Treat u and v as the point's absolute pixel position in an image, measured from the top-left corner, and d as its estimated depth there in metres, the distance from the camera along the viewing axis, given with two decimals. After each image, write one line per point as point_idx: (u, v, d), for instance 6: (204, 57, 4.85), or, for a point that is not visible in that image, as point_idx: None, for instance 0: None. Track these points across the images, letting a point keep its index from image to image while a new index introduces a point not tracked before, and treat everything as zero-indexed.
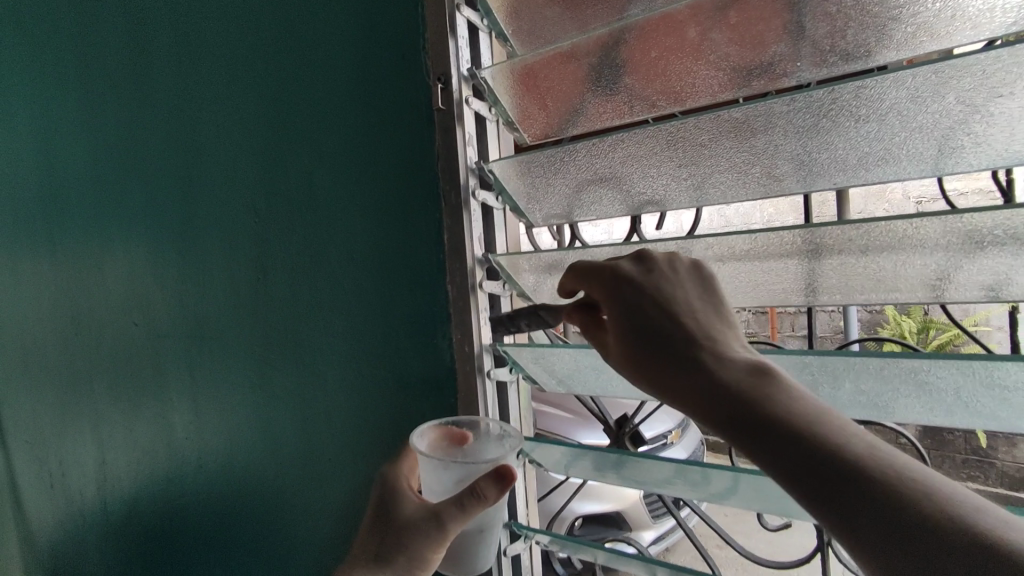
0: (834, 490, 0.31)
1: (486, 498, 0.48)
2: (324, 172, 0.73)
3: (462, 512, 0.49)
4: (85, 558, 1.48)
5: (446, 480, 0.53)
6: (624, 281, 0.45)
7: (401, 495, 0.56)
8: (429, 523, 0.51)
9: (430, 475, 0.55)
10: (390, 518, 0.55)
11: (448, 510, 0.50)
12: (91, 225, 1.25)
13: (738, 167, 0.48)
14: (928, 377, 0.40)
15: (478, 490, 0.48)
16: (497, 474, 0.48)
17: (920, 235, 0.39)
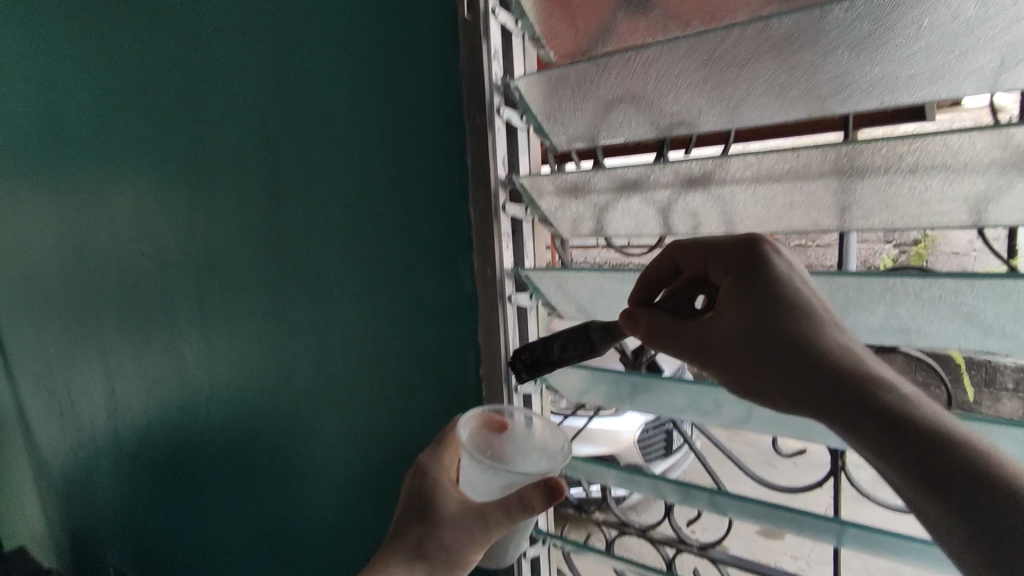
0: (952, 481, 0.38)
1: (533, 508, 0.49)
2: (339, 94, 0.71)
3: (507, 519, 0.51)
4: (98, 482, 1.51)
5: (492, 481, 0.54)
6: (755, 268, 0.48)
7: (441, 489, 0.56)
8: (476, 523, 0.52)
9: (473, 474, 0.55)
10: (431, 512, 0.55)
11: (495, 514, 0.51)
12: (93, 151, 1.22)
13: (779, 87, 0.45)
14: (965, 299, 0.40)
15: (529, 501, 0.49)
16: (548, 488, 0.49)
17: (971, 150, 0.38)
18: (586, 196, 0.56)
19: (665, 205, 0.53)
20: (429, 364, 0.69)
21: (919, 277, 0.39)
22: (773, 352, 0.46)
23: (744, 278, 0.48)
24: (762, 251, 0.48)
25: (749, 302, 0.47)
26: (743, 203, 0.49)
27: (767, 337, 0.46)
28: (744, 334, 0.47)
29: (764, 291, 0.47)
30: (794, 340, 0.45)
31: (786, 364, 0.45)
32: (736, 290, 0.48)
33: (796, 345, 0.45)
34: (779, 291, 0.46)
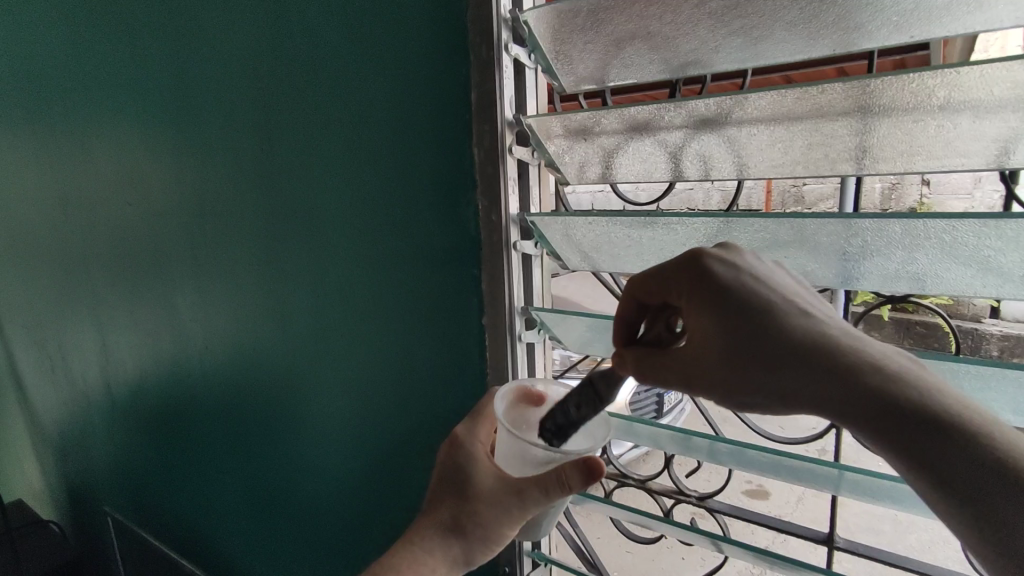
0: (969, 474, 0.34)
1: (570, 488, 0.50)
2: (336, 30, 0.68)
3: (544, 498, 0.51)
4: (93, 437, 1.51)
5: (528, 459, 0.54)
6: (712, 271, 0.43)
7: (477, 464, 0.57)
8: (511, 501, 0.53)
9: (510, 450, 0.56)
10: (467, 487, 0.57)
11: (532, 492, 0.52)
12: (77, 96, 1.18)
13: (805, 19, 0.43)
14: (988, 244, 0.39)
15: (565, 482, 0.49)
16: (586, 469, 0.49)
17: (1008, 83, 0.36)
18: (594, 138, 0.53)
19: (675, 148, 0.51)
20: (430, 313, 0.68)
21: (945, 217, 0.38)
22: (752, 364, 0.41)
23: (702, 287, 0.43)
24: (709, 258, 0.43)
25: (713, 312, 0.42)
26: (759, 145, 0.47)
27: (740, 348, 0.41)
28: (718, 347, 0.42)
29: (726, 297, 0.42)
30: (768, 349, 0.40)
31: (768, 376, 0.40)
32: (698, 299, 0.43)
33: (770, 354, 0.40)
34: (741, 294, 0.42)
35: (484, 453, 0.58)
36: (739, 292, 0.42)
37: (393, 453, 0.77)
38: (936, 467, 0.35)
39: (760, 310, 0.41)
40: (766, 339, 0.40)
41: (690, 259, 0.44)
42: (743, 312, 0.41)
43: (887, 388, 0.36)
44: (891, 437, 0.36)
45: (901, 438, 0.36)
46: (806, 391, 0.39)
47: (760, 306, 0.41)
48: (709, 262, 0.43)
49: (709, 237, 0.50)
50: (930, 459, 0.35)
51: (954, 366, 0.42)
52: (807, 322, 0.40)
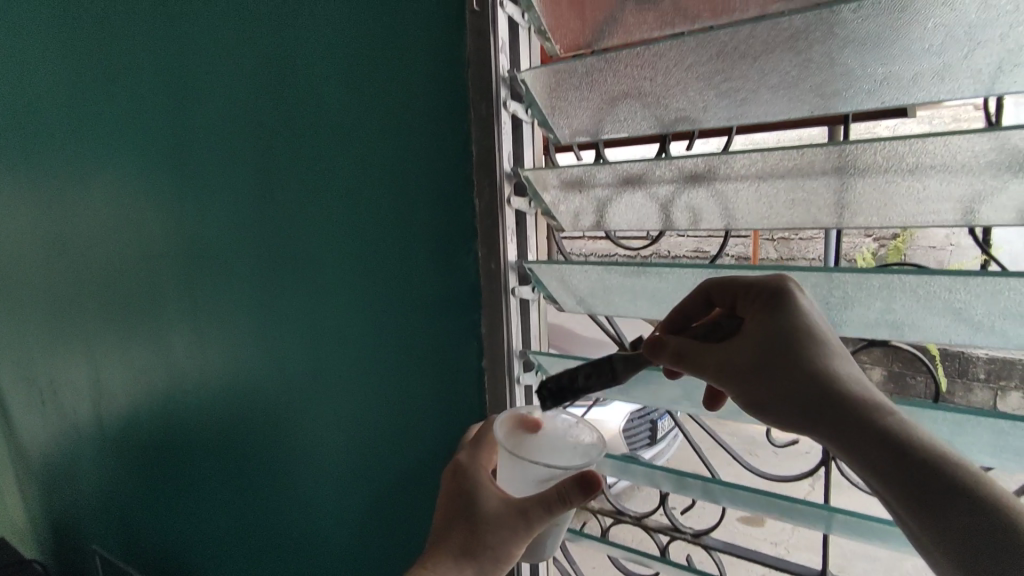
0: (957, 509, 0.37)
1: (572, 502, 0.51)
2: (339, 81, 0.71)
3: (549, 514, 0.52)
4: (82, 472, 1.50)
5: (529, 479, 0.55)
6: (786, 296, 0.45)
7: (481, 488, 0.57)
8: (517, 521, 0.54)
9: (512, 472, 0.57)
10: (473, 511, 0.56)
11: (536, 510, 0.53)
12: (74, 135, 1.20)
13: (786, 83, 0.46)
14: (958, 297, 0.42)
15: (566, 496, 0.51)
16: (584, 482, 0.50)
17: (969, 150, 0.39)
18: (590, 190, 0.56)
19: (665, 202, 0.54)
20: (428, 354, 0.69)
21: (919, 272, 0.41)
22: (789, 377, 0.43)
23: (773, 303, 0.45)
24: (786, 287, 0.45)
25: (775, 327, 0.44)
26: (744, 200, 0.50)
27: (785, 360, 0.43)
28: (761, 358, 0.44)
29: (790, 319, 0.44)
30: (810, 366, 0.42)
31: (799, 393, 0.43)
32: (763, 314, 0.45)
33: (810, 372, 0.42)
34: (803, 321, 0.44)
35: (488, 479, 0.58)
36: (802, 318, 0.44)
37: (388, 494, 0.78)
38: (927, 497, 0.38)
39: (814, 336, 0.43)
40: (809, 358, 0.43)
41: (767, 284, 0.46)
42: (798, 329, 0.44)
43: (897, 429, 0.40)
44: (892, 464, 0.39)
45: (902, 467, 0.39)
46: (828, 412, 0.41)
47: (815, 333, 0.44)
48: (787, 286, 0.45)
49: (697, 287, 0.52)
50: (923, 491, 0.38)
51: (930, 412, 0.45)
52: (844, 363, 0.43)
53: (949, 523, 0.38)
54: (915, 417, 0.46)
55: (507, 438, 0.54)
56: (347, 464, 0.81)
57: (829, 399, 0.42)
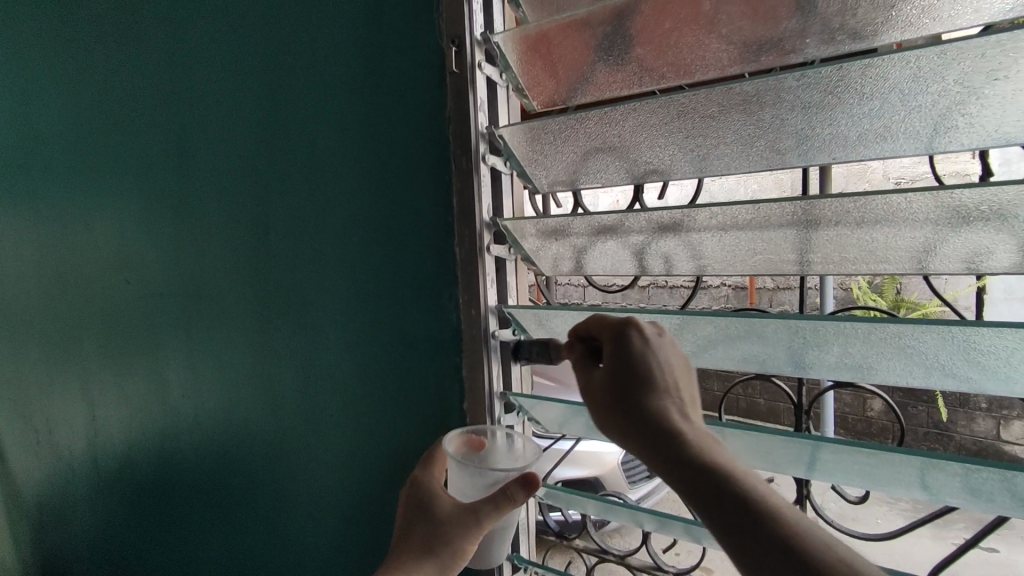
0: (748, 526, 0.35)
1: (516, 500, 0.53)
2: (332, 133, 0.74)
3: (496, 511, 0.54)
4: (75, 512, 1.49)
5: (477, 484, 0.56)
6: (635, 331, 0.47)
7: (435, 493, 0.59)
8: (469, 521, 0.56)
9: (460, 477, 0.58)
10: (429, 516, 0.59)
11: (484, 510, 0.55)
12: (79, 178, 1.23)
13: (743, 140, 0.49)
14: (910, 343, 0.44)
15: (510, 494, 0.53)
16: (526, 480, 0.53)
17: (912, 208, 0.42)
18: (566, 238, 0.59)
19: (639, 249, 0.56)
20: (414, 396, 0.71)
21: (872, 320, 0.42)
22: (622, 400, 0.44)
23: (619, 338, 0.47)
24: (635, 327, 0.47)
25: (618, 357, 0.46)
26: (711, 247, 0.53)
27: (621, 386, 0.45)
28: (605, 385, 0.46)
29: (630, 350, 0.46)
30: (643, 392, 0.44)
31: (627, 414, 0.43)
32: (612, 345, 0.47)
33: (640, 397, 0.44)
34: (647, 354, 0.46)
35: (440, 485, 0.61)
36: (647, 353, 0.46)
37: (374, 536, 0.78)
38: (721, 514, 0.36)
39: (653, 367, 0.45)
40: (643, 385, 0.44)
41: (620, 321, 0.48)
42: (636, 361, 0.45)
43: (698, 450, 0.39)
44: (691, 475, 0.38)
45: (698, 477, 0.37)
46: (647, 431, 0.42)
47: (654, 366, 0.45)
48: (640, 324, 0.48)
49: (669, 332, 0.54)
50: (716, 504, 0.36)
51: (898, 457, 0.46)
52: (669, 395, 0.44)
53: (743, 542, 0.35)
54: (881, 460, 0.47)
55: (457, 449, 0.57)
56: (334, 506, 0.82)
57: (649, 420, 0.42)
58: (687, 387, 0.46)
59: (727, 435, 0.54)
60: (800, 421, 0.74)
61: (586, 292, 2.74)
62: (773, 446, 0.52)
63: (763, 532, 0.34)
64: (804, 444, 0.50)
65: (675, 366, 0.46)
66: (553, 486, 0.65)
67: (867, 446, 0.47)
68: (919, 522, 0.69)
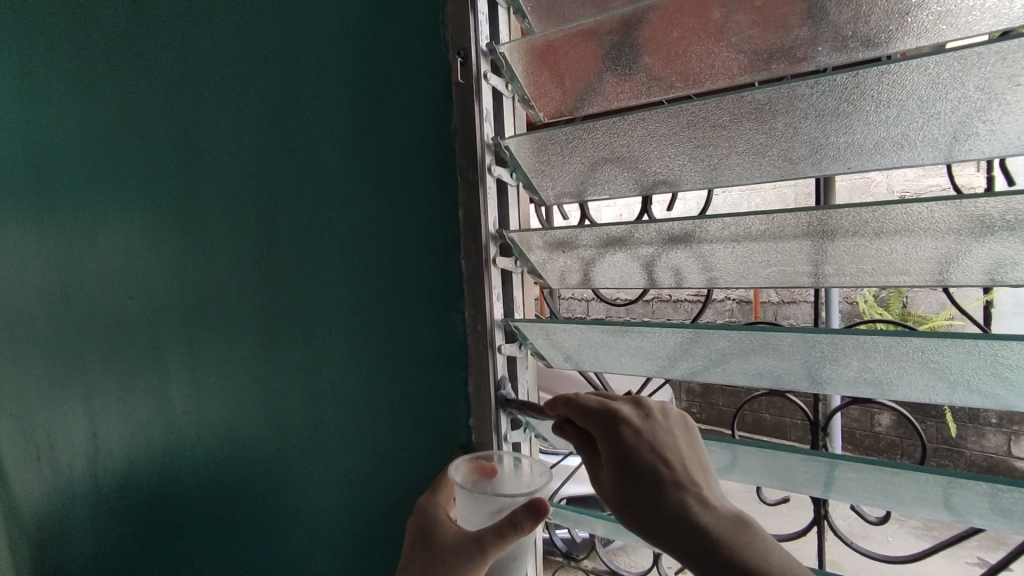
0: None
1: (522, 530, 0.52)
2: (337, 146, 0.74)
3: (501, 541, 0.52)
4: (75, 531, 1.47)
5: (482, 511, 0.56)
6: (624, 424, 0.49)
7: (440, 523, 0.58)
8: (470, 549, 0.53)
9: (466, 504, 0.57)
10: (431, 545, 0.57)
11: (488, 537, 0.52)
12: (83, 193, 1.24)
13: (756, 149, 0.48)
14: (933, 358, 0.42)
15: (517, 521, 0.52)
16: (533, 507, 0.52)
17: (932, 217, 0.40)
18: (573, 250, 0.58)
19: (649, 261, 0.55)
20: (418, 412, 0.70)
21: (893, 333, 0.41)
22: (636, 501, 0.46)
23: (608, 432, 0.49)
24: (616, 419, 0.49)
25: (617, 458, 0.48)
26: (723, 259, 0.52)
27: (628, 483, 0.47)
28: (613, 483, 0.48)
29: (628, 448, 0.48)
30: (654, 489, 0.46)
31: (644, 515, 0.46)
32: (609, 442, 0.49)
33: (647, 492, 0.46)
34: (643, 449, 0.48)
35: (446, 515, 0.60)
36: (645, 446, 0.48)
37: (375, 559, 0.75)
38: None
39: (656, 459, 0.47)
40: (651, 482, 0.46)
41: (602, 411, 0.50)
42: (630, 456, 0.48)
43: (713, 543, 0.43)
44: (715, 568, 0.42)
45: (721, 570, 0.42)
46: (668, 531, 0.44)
47: (654, 459, 0.47)
48: (625, 415, 0.50)
49: (680, 346, 0.53)
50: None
51: (921, 475, 0.44)
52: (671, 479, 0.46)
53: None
54: (904, 478, 0.45)
55: (464, 476, 0.57)
56: (336, 525, 0.80)
57: (669, 520, 0.45)
58: (687, 456, 0.49)
59: (739, 452, 0.52)
60: (813, 438, 0.72)
61: (590, 307, 2.73)
62: (790, 467, 0.50)
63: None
64: (821, 462, 0.48)
65: (668, 444, 0.49)
66: (561, 506, 0.63)
67: (889, 465, 0.45)
68: (940, 544, 0.66)
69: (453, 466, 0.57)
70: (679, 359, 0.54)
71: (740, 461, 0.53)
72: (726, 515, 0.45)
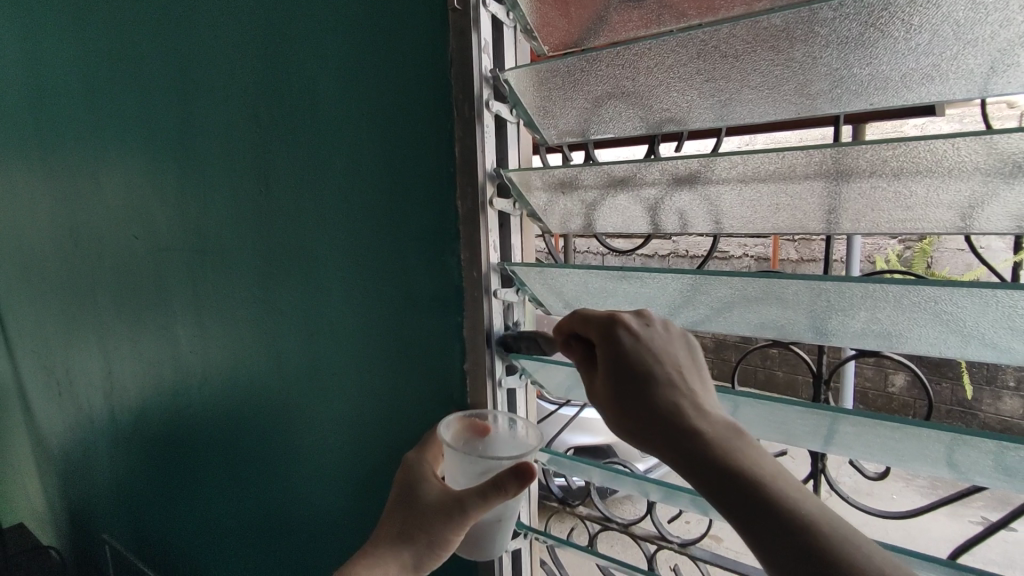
0: (767, 527, 0.37)
1: (508, 492, 0.52)
2: (332, 79, 0.71)
3: (486, 502, 0.53)
4: (96, 462, 1.52)
5: (469, 472, 0.56)
6: (622, 327, 0.47)
7: (424, 480, 0.60)
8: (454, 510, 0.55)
9: (452, 464, 0.57)
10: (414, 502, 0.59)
11: (473, 500, 0.53)
12: (86, 128, 1.22)
13: (771, 83, 0.45)
14: (946, 309, 0.39)
15: (502, 485, 0.51)
16: (520, 471, 0.51)
17: (958, 155, 0.37)
18: (574, 192, 0.55)
19: (653, 203, 0.52)
20: (414, 356, 0.69)
21: (905, 283, 0.38)
22: (631, 405, 0.45)
23: (608, 339, 0.47)
24: (619, 322, 0.47)
25: (610, 361, 0.46)
26: (730, 202, 0.49)
27: (624, 391, 0.45)
28: (608, 389, 0.47)
29: (624, 352, 0.46)
30: (646, 397, 0.44)
31: (637, 420, 0.44)
32: (605, 348, 0.47)
33: (646, 400, 0.44)
34: (640, 351, 0.46)
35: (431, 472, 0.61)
36: (641, 351, 0.46)
37: (372, 498, 0.77)
38: (742, 519, 0.38)
39: (650, 365, 0.45)
40: (645, 387, 0.45)
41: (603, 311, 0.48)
42: (632, 362, 0.45)
43: (709, 453, 0.40)
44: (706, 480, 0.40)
45: (712, 483, 0.39)
46: (661, 435, 0.43)
47: (649, 362, 0.45)
48: (624, 317, 0.47)
49: (682, 293, 0.51)
50: (738, 512, 0.38)
51: (925, 432, 0.42)
52: (667, 393, 0.44)
53: (768, 545, 0.36)
54: (907, 433, 0.43)
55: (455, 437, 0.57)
56: (336, 463, 0.82)
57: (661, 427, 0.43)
58: (689, 370, 0.46)
59: (740, 404, 0.51)
60: (815, 393, 0.69)
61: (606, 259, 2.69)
62: (791, 421, 0.49)
63: (782, 536, 0.36)
64: (821, 415, 0.46)
65: (670, 355, 0.46)
66: (557, 453, 0.62)
67: (892, 420, 0.43)
68: (938, 502, 0.65)
69: (443, 427, 0.57)
70: (680, 307, 0.53)
71: (742, 413, 0.52)
72: (720, 424, 0.42)
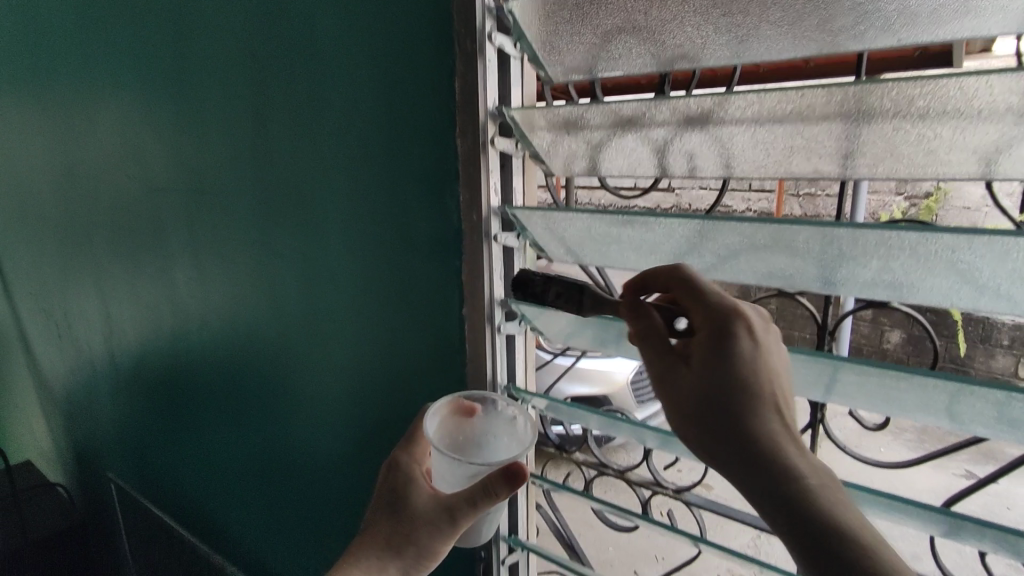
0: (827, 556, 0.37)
1: (498, 496, 0.53)
2: (327, 10, 0.67)
3: (477, 508, 0.53)
4: (98, 403, 1.54)
5: (458, 475, 0.57)
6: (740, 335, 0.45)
7: (409, 486, 0.60)
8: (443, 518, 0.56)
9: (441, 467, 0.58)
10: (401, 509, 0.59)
11: (463, 508, 0.54)
12: (75, 62, 1.17)
13: (791, 17, 0.42)
14: (963, 257, 0.38)
15: (492, 490, 0.52)
16: (511, 475, 0.52)
17: (988, 94, 0.35)
18: (579, 132, 0.53)
19: (661, 145, 0.50)
20: (413, 302, 0.68)
21: (921, 229, 0.37)
22: (721, 411, 0.44)
23: (719, 341, 0.45)
24: (736, 328, 0.45)
25: (714, 363, 0.45)
26: (741, 145, 0.47)
27: (717, 396, 0.44)
28: (696, 390, 0.45)
29: (734, 357, 0.44)
30: (743, 407, 0.43)
31: (722, 425, 0.43)
32: (711, 350, 0.45)
33: (740, 410, 0.43)
34: (750, 360, 0.44)
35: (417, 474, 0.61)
36: (749, 360, 0.44)
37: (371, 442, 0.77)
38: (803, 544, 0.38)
39: (756, 377, 0.44)
40: (745, 396, 0.43)
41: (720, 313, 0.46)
42: (740, 370, 0.44)
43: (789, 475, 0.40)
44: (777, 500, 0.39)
45: (784, 504, 0.39)
46: (742, 446, 0.42)
47: (756, 373, 0.44)
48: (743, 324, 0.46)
49: (688, 239, 0.49)
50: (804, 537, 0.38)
51: (929, 381, 0.41)
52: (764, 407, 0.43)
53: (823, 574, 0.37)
54: (912, 384, 0.42)
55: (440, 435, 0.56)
56: (335, 407, 0.82)
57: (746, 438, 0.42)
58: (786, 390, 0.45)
59: None
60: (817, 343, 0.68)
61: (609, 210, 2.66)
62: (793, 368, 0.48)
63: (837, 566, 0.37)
64: (824, 363, 0.46)
65: (778, 372, 0.45)
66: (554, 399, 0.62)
67: (897, 369, 0.42)
68: (932, 454, 0.66)
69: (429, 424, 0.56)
70: (684, 254, 0.51)
71: None
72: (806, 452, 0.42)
